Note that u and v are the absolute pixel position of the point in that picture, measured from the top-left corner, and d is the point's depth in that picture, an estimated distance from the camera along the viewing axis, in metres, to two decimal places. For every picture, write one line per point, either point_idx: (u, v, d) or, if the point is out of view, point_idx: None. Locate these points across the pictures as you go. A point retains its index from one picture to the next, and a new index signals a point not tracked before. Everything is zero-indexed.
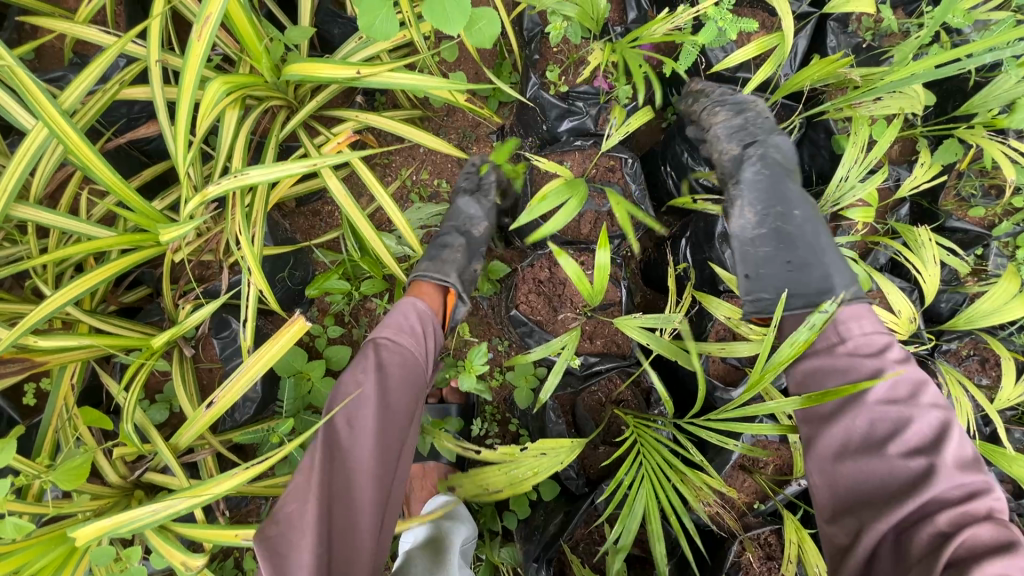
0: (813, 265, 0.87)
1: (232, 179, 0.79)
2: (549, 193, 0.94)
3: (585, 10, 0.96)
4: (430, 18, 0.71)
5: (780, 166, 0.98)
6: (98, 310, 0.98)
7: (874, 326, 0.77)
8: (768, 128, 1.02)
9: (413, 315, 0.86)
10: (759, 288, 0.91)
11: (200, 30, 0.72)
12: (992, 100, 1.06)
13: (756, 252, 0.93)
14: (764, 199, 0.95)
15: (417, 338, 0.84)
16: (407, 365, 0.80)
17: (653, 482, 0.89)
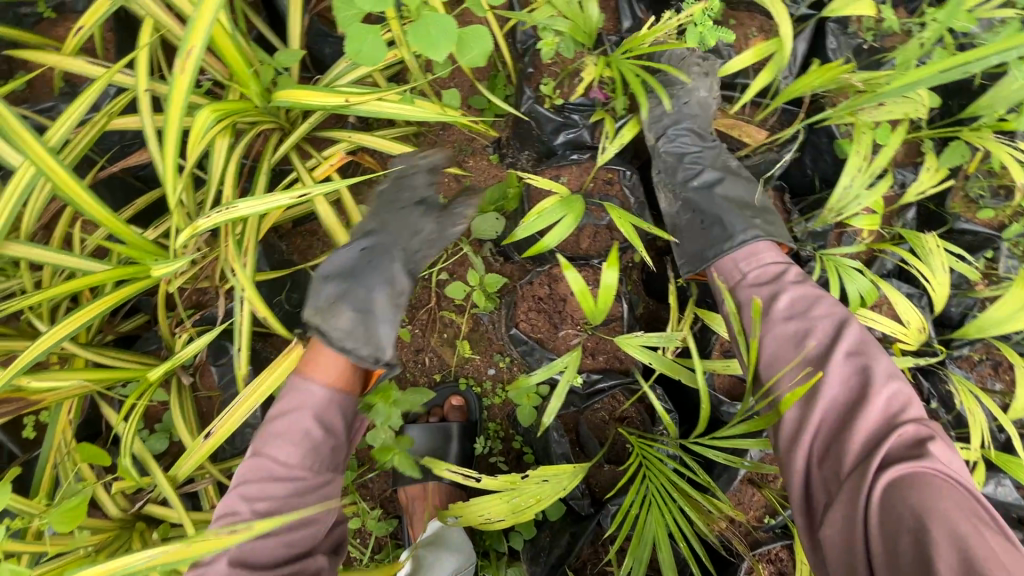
0: (730, 219, 0.99)
1: (222, 213, 0.77)
2: (546, 209, 0.94)
3: (577, 24, 0.94)
4: (415, 41, 0.71)
5: (701, 148, 1.08)
6: (95, 341, 0.97)
7: (769, 256, 0.94)
8: (687, 114, 1.09)
9: (308, 417, 0.83)
10: (686, 252, 1.02)
11: (183, 63, 0.70)
12: (998, 102, 1.04)
13: (683, 223, 1.05)
14: (689, 177, 1.06)
15: (302, 443, 0.81)
16: (300, 484, 0.79)
17: (659, 506, 0.87)
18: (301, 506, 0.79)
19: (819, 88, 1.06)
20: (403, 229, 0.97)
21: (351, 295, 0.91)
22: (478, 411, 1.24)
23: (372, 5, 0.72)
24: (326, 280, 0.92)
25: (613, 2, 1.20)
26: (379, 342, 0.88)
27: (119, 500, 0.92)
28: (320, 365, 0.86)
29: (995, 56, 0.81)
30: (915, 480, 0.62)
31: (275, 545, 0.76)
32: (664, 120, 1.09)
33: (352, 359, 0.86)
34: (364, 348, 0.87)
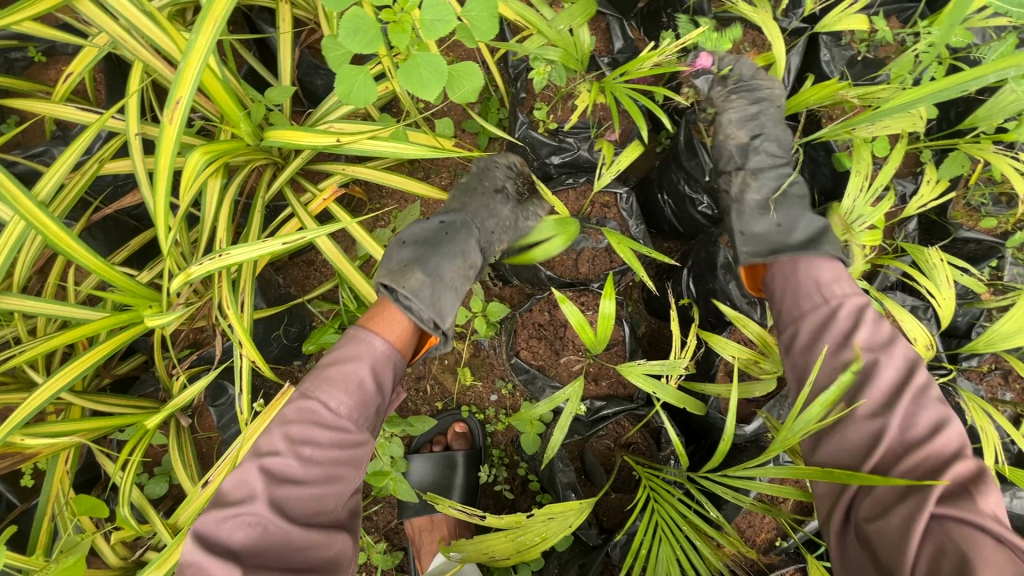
0: (822, 232, 0.87)
1: (215, 259, 0.77)
2: (539, 228, 0.97)
3: (568, 52, 0.93)
4: (405, 83, 0.70)
5: (787, 151, 0.98)
6: (91, 387, 0.96)
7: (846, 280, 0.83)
8: (776, 115, 0.99)
9: (364, 367, 0.78)
10: (752, 245, 0.90)
11: (171, 114, 0.68)
12: (996, 113, 1.03)
13: (755, 216, 0.93)
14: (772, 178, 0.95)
15: (355, 395, 0.75)
16: (340, 440, 0.73)
17: (668, 537, 0.82)
18: (338, 462, 0.72)
19: (815, 104, 1.05)
20: (480, 210, 0.99)
21: (424, 260, 0.89)
22: (483, 438, 1.23)
23: (360, 46, 0.70)
24: (401, 245, 0.92)
25: (603, 23, 1.20)
26: (442, 309, 0.86)
27: (119, 548, 0.90)
28: (386, 322, 0.84)
29: (991, 74, 0.78)
30: (970, 511, 0.57)
31: (305, 498, 0.70)
32: (754, 120, 0.98)
33: (413, 319, 0.84)
34: (426, 310, 0.85)
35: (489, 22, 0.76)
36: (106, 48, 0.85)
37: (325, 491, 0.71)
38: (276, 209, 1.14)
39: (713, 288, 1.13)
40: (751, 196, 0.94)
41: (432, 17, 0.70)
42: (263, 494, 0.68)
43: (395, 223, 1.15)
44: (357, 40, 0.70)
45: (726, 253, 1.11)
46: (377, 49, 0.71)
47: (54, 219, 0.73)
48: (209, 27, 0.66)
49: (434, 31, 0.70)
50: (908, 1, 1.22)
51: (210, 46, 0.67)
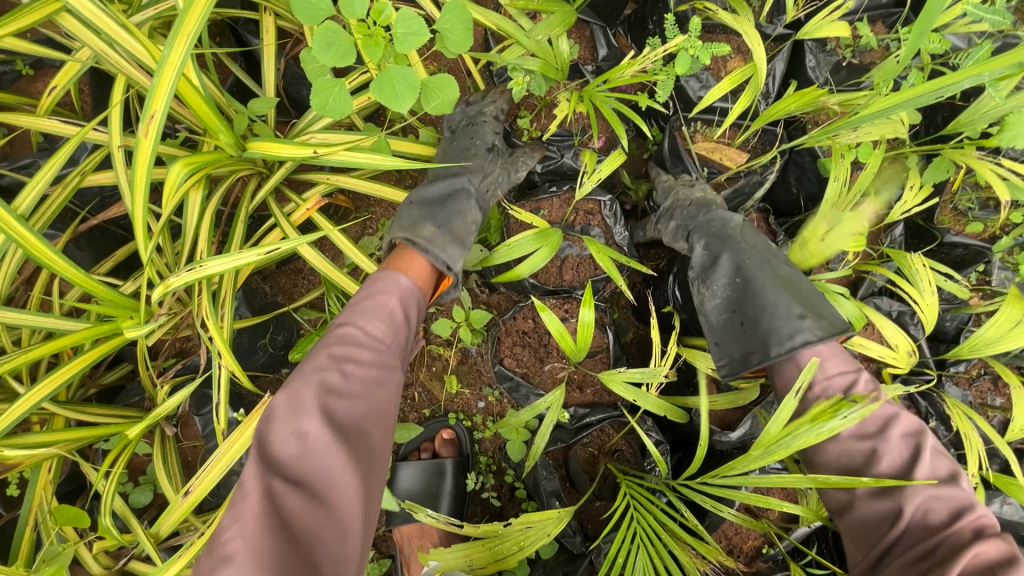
0: (779, 323, 0.84)
1: (191, 271, 0.77)
2: (519, 240, 0.98)
3: (547, 61, 0.93)
4: (377, 93, 0.71)
5: (725, 228, 0.95)
6: (76, 397, 0.97)
7: (834, 363, 0.81)
8: (699, 203, 1.01)
9: (393, 298, 0.78)
10: (728, 359, 0.89)
11: (146, 128, 0.69)
12: (979, 118, 1.03)
13: (716, 325, 0.92)
14: (720, 270, 0.92)
15: (392, 325, 0.76)
16: (378, 363, 0.73)
17: (647, 547, 0.81)
18: (377, 381, 0.72)
19: (797, 111, 1.05)
20: (479, 169, 1.00)
21: (437, 215, 0.93)
22: (470, 445, 1.23)
23: (333, 60, 0.70)
24: (411, 206, 0.95)
25: (587, 31, 1.20)
26: (453, 256, 0.89)
27: (102, 558, 0.90)
28: (406, 264, 0.85)
29: (967, 80, 0.79)
30: None
31: (352, 410, 0.68)
32: (679, 219, 1.02)
33: (432, 261, 0.86)
34: (443, 254, 0.88)
35: (464, 33, 0.76)
36: (89, 62, 0.86)
37: (369, 414, 0.69)
38: (263, 218, 1.15)
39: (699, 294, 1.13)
40: (711, 300, 0.93)
41: (404, 30, 0.71)
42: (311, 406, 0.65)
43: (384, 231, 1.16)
44: (331, 54, 0.70)
45: None
46: (351, 62, 0.71)
47: (33, 232, 0.74)
48: (182, 42, 0.67)
49: (407, 44, 0.71)
50: (893, 6, 1.22)
51: (183, 61, 0.68)
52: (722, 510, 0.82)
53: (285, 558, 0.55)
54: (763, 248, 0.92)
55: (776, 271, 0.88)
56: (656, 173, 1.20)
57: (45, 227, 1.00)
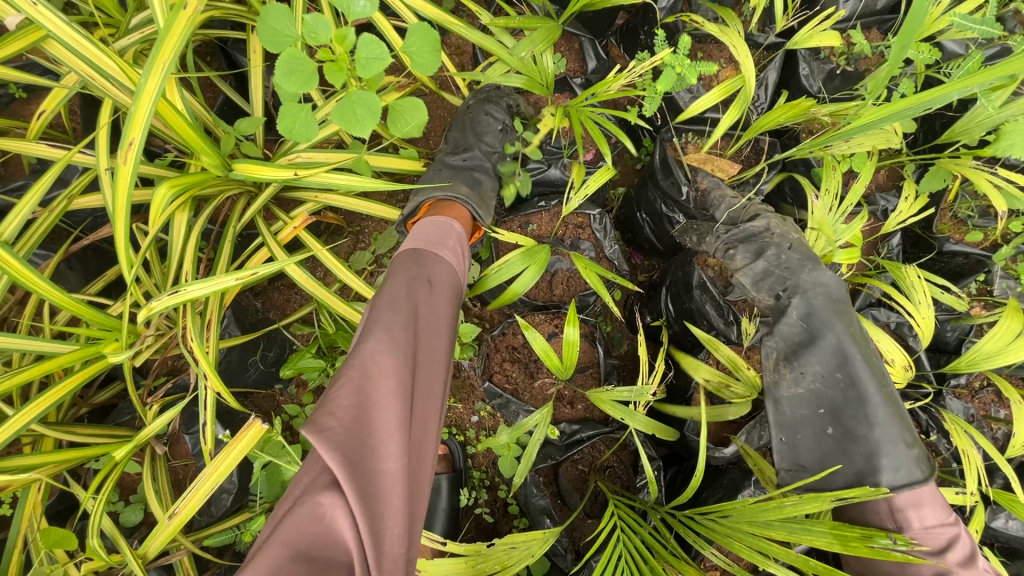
0: (873, 433, 0.85)
1: (172, 296, 0.77)
2: (508, 261, 0.95)
3: (531, 78, 0.93)
4: (338, 120, 0.72)
5: (831, 302, 0.91)
6: (67, 417, 0.97)
7: (933, 515, 0.81)
8: (799, 261, 0.95)
9: (454, 238, 0.88)
10: (797, 461, 0.90)
11: (125, 155, 0.69)
12: (975, 127, 1.01)
13: (796, 415, 0.91)
14: (820, 356, 0.90)
15: (459, 259, 0.86)
16: (450, 290, 0.83)
17: (631, 569, 0.80)
18: (450, 303, 0.82)
19: (787, 122, 1.04)
20: (489, 147, 1.05)
21: (466, 178, 1.01)
22: (463, 460, 1.23)
23: (295, 86, 0.71)
24: (439, 169, 1.02)
25: (576, 43, 1.19)
26: (484, 214, 0.97)
27: None
28: (452, 213, 0.93)
29: (957, 92, 0.76)
30: None
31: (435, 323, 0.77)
32: (770, 266, 0.95)
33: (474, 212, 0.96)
34: (480, 209, 0.98)
35: (431, 56, 0.77)
36: (76, 87, 0.87)
37: (447, 326, 0.80)
38: (253, 236, 1.15)
39: (691, 307, 1.12)
40: (793, 386, 0.92)
41: (366, 55, 0.71)
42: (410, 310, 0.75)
43: (376, 246, 1.17)
44: (293, 80, 0.71)
45: (700, 274, 1.10)
46: (314, 87, 0.72)
47: (18, 257, 0.75)
48: (159, 69, 0.67)
49: (369, 69, 0.71)
50: (887, 13, 1.21)
51: (160, 87, 0.68)
52: (706, 551, 0.79)
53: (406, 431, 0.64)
54: (865, 340, 0.91)
55: (882, 381, 0.87)
56: (705, 183, 1.11)
57: (37, 248, 1.01)
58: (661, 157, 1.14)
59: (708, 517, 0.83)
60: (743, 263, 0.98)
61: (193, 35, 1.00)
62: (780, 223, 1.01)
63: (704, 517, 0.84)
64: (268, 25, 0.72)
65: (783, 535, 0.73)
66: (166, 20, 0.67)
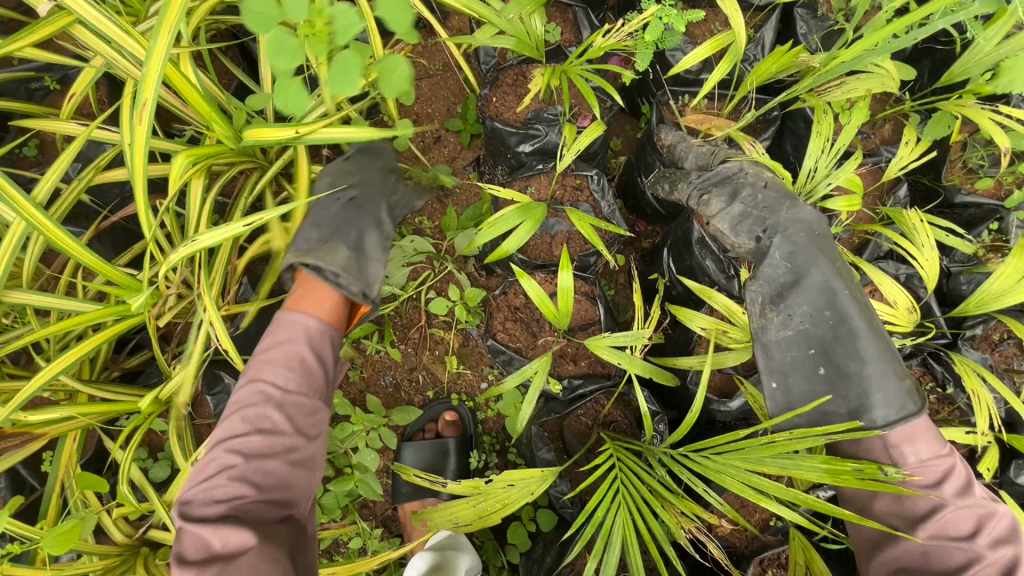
0: (863, 369, 0.87)
1: (187, 247, 0.84)
2: (502, 215, 1.00)
3: (521, 39, 0.97)
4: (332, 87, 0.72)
5: (812, 236, 0.91)
6: (100, 378, 1.05)
7: (925, 445, 0.84)
8: (776, 200, 0.93)
9: (300, 344, 0.88)
10: (789, 405, 0.89)
11: (140, 115, 0.76)
12: (974, 66, 1.00)
13: (787, 359, 0.90)
14: (807, 295, 0.90)
15: (304, 371, 0.87)
16: (289, 409, 0.84)
17: (627, 506, 0.82)
18: (290, 430, 0.83)
19: (779, 73, 1.04)
20: (389, 188, 1.06)
21: (344, 236, 1.00)
22: (473, 425, 1.27)
23: (287, 62, 0.73)
24: (314, 228, 1.00)
25: (570, 14, 1.23)
26: (368, 279, 0.98)
27: (123, 525, 0.97)
28: (313, 299, 0.93)
29: (942, 19, 0.77)
30: None
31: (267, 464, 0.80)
32: (747, 209, 0.95)
33: (344, 293, 0.95)
34: (355, 283, 0.96)
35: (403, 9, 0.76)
36: (102, 68, 0.95)
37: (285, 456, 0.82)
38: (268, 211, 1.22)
39: (691, 263, 1.13)
40: (779, 330, 0.91)
41: (344, 23, 0.75)
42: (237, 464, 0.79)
43: None
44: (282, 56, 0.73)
45: (700, 229, 1.11)
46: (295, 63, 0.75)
47: (50, 219, 0.81)
48: (166, 34, 0.73)
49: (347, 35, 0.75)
50: None
51: (167, 53, 0.74)
52: (706, 498, 0.79)
53: None
54: (846, 271, 0.92)
55: (865, 313, 0.89)
56: (671, 138, 1.12)
57: (71, 225, 1.09)
58: (656, 117, 1.18)
59: (702, 455, 0.84)
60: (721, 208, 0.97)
61: (207, 20, 1.07)
62: (752, 164, 0.99)
63: (698, 455, 0.84)
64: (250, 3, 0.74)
65: (776, 470, 0.74)
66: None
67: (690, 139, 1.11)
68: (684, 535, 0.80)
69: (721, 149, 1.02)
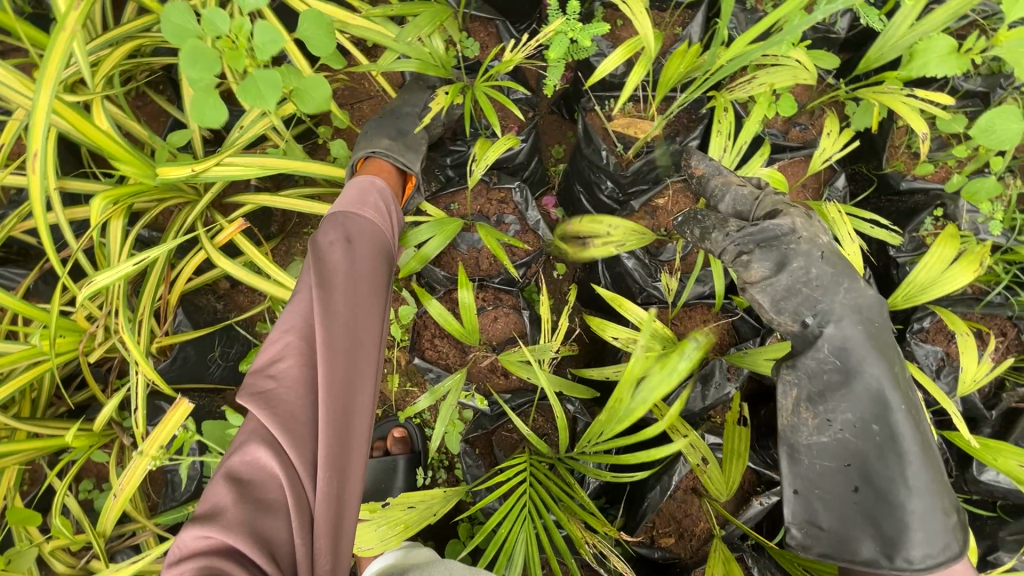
0: (907, 500, 0.79)
1: (86, 287, 0.89)
2: (417, 228, 1.00)
3: (422, 60, 0.98)
4: (245, 98, 0.79)
5: (870, 328, 0.83)
6: (45, 414, 1.09)
7: None
8: (831, 281, 0.83)
9: (376, 194, 0.94)
10: (812, 518, 0.84)
11: (33, 166, 0.78)
12: (890, 52, 0.96)
13: (818, 467, 0.84)
14: (853, 402, 0.82)
15: (383, 216, 0.93)
16: (374, 242, 0.89)
17: (530, 521, 0.81)
18: (374, 257, 0.88)
19: (693, 72, 1.01)
20: (419, 100, 1.12)
21: (386, 130, 1.07)
22: (421, 441, 1.25)
23: (203, 72, 0.77)
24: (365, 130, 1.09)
25: (492, 27, 1.21)
26: (411, 158, 1.05)
27: (65, 556, 1.00)
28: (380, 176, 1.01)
29: (823, 12, 0.74)
30: None
31: (361, 278, 0.84)
32: (796, 284, 0.83)
33: (395, 163, 1.03)
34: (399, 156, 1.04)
35: (326, 38, 0.85)
36: (23, 120, 0.99)
37: (376, 291, 0.85)
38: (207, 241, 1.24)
39: (620, 269, 1.12)
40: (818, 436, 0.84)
41: (263, 39, 0.79)
42: (335, 266, 0.83)
43: None
44: (199, 66, 0.76)
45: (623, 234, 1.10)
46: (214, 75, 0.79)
47: None
48: (48, 85, 0.75)
49: (266, 50, 0.79)
50: None
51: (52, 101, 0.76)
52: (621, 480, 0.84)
53: (338, 385, 0.73)
54: (903, 379, 0.83)
55: (919, 433, 0.81)
56: (704, 168, 0.94)
57: (15, 267, 1.14)
58: (581, 127, 1.17)
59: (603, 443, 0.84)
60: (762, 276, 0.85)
61: (128, 63, 1.11)
62: (806, 223, 0.86)
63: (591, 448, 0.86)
64: (172, 22, 0.80)
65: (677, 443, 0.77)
66: (48, 40, 0.75)
67: (725, 172, 0.94)
68: (587, 551, 0.81)
69: (763, 193, 0.90)
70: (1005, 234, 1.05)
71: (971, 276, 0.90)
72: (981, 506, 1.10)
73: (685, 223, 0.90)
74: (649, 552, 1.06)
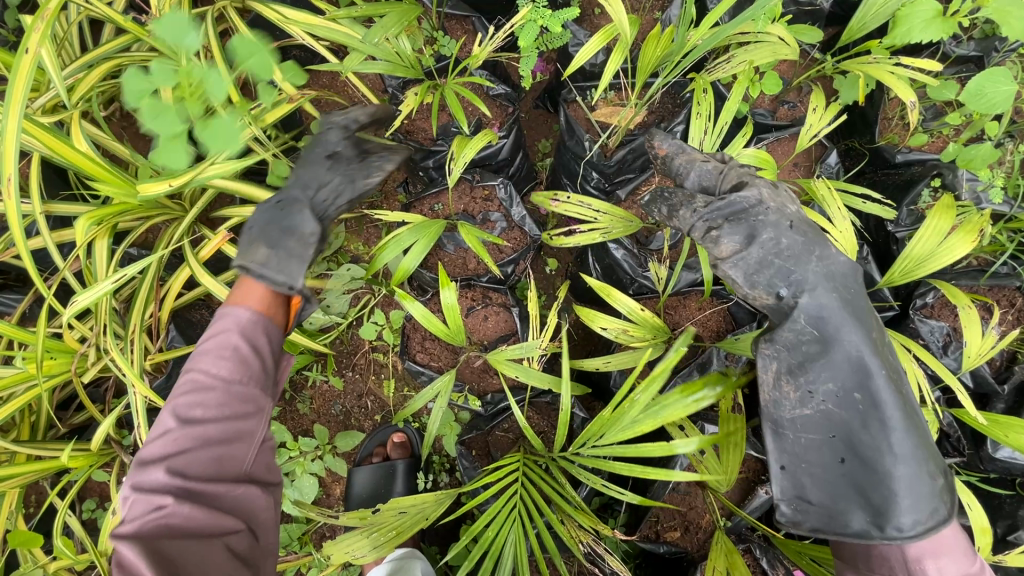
0: (896, 468, 0.75)
1: (68, 308, 0.90)
2: (399, 235, 0.97)
3: (392, 62, 0.97)
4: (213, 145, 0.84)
5: (839, 286, 0.81)
6: (46, 436, 1.10)
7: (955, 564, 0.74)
8: (803, 249, 0.82)
9: (234, 335, 0.72)
10: (800, 493, 0.81)
11: (7, 192, 0.77)
12: (870, 22, 0.94)
13: (802, 441, 0.81)
14: (833, 370, 0.79)
15: (240, 367, 0.71)
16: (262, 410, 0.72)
17: (519, 519, 0.79)
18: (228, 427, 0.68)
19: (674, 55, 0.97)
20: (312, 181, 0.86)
21: (269, 231, 0.81)
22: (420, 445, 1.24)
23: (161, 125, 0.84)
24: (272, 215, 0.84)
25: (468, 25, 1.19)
26: (294, 272, 0.78)
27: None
28: (250, 296, 0.77)
29: None
30: None
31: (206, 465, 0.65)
32: (767, 256, 0.82)
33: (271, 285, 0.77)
34: (279, 276, 0.77)
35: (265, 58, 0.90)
36: None
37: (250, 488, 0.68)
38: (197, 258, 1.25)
39: (610, 261, 1.10)
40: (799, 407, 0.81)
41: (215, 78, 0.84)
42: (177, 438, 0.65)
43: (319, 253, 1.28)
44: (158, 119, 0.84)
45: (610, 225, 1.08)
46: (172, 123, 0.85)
47: None
48: (15, 109, 0.75)
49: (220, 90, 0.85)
50: None
51: (22, 126, 0.75)
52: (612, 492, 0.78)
53: None
54: (881, 343, 0.81)
55: (900, 398, 0.78)
56: (667, 147, 0.92)
57: (11, 293, 1.15)
58: (563, 119, 1.15)
59: (588, 448, 0.78)
60: (734, 249, 0.83)
61: (106, 85, 1.11)
62: (772, 192, 0.86)
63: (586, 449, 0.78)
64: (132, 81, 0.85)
65: (652, 425, 0.67)
66: (12, 66, 0.75)
67: (688, 149, 0.92)
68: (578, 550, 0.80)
69: (728, 166, 0.89)
70: (1008, 202, 1.00)
71: (968, 246, 0.87)
72: (999, 485, 1.06)
73: (653, 202, 0.89)
74: (654, 547, 1.04)
